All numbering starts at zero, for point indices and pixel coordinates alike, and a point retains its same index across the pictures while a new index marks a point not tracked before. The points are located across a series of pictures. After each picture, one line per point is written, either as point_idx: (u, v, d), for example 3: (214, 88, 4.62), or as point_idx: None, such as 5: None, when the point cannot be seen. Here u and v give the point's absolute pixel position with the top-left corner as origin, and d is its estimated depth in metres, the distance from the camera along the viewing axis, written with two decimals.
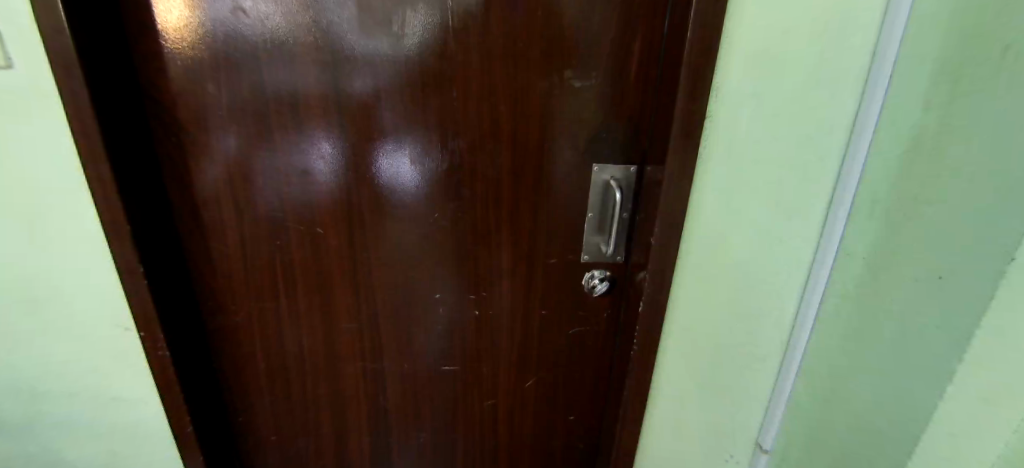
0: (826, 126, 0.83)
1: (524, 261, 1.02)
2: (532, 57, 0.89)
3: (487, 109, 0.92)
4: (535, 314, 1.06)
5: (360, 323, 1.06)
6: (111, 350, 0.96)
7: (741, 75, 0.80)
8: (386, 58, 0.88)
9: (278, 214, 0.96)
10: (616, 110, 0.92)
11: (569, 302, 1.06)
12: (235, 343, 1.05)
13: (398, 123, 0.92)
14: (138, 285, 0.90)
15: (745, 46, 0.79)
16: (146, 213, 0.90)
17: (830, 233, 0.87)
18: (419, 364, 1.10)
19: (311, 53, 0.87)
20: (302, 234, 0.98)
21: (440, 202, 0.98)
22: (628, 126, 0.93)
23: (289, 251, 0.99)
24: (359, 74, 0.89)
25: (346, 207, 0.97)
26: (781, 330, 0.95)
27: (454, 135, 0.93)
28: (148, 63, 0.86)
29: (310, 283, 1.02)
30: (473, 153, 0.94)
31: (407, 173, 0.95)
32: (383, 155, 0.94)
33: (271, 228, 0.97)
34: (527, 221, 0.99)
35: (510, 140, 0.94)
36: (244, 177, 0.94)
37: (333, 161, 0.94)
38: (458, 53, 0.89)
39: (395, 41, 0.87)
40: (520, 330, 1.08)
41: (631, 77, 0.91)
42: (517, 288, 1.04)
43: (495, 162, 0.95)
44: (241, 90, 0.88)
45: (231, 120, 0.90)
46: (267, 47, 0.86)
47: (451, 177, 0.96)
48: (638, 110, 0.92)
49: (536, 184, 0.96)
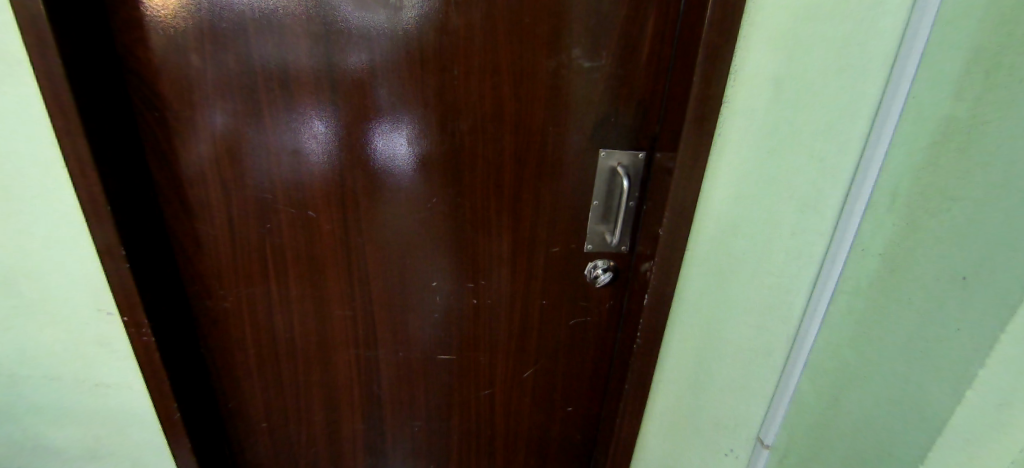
0: (848, 114, 0.78)
1: (524, 250, 0.98)
2: (538, 32, 0.84)
3: (489, 88, 0.87)
4: (534, 304, 1.02)
5: (354, 309, 1.02)
6: (93, 334, 0.92)
7: (762, 57, 0.76)
8: (382, 32, 0.83)
9: (268, 195, 0.92)
10: (625, 91, 0.87)
11: (570, 292, 1.02)
12: (224, 329, 1.02)
13: (396, 100, 0.87)
14: (120, 267, 0.86)
15: (766, 29, 0.75)
16: (130, 192, 0.85)
17: (845, 228, 0.81)
18: (414, 353, 1.07)
19: (302, 25, 0.82)
20: (293, 216, 0.94)
21: (439, 186, 0.93)
22: (638, 108, 0.88)
23: (279, 236, 0.95)
24: (352, 45, 0.84)
25: (339, 189, 0.92)
26: (789, 326, 0.91)
27: (454, 117, 0.88)
28: (126, 31, 0.80)
29: (301, 267, 0.98)
30: (473, 134, 0.90)
31: (403, 153, 0.91)
32: (380, 137, 0.90)
33: (261, 210, 0.93)
34: (528, 208, 0.95)
35: (513, 123, 0.89)
36: (232, 155, 0.89)
37: (325, 140, 0.89)
38: (460, 27, 0.83)
39: (393, 14, 0.82)
40: (519, 321, 1.04)
41: (642, 57, 0.85)
42: (517, 277, 1.00)
43: (497, 145, 0.90)
44: (228, 62, 0.83)
45: (216, 95, 0.85)
46: (256, 17, 0.81)
47: (449, 159, 0.91)
48: (648, 91, 0.87)
49: (539, 169, 0.92)
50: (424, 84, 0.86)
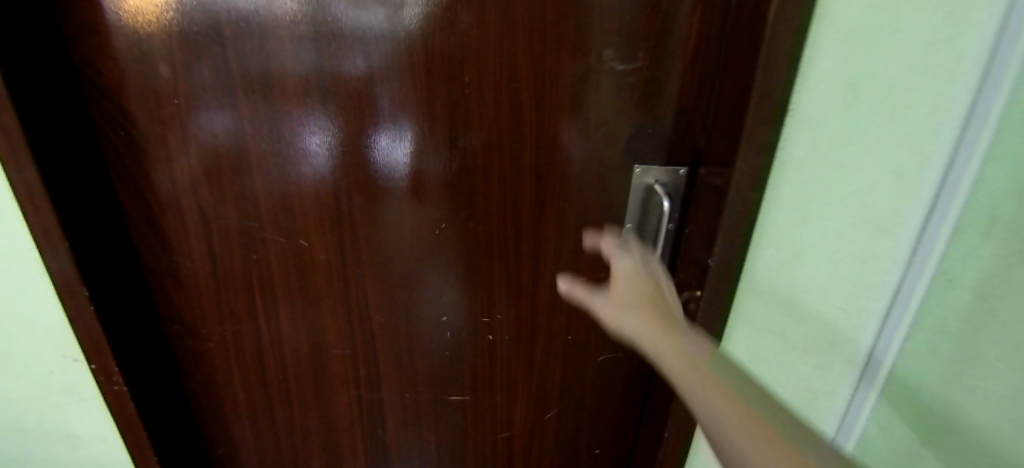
0: (933, 119, 0.64)
1: (545, 281, 0.85)
2: (561, 31, 0.71)
3: (506, 97, 0.74)
4: (558, 340, 0.90)
5: (353, 348, 0.90)
6: (61, 383, 0.82)
7: (836, 56, 0.63)
8: (381, 36, 0.71)
9: (252, 223, 0.80)
10: (662, 98, 0.75)
11: (599, 327, 0.90)
12: (210, 370, 0.92)
13: (398, 114, 0.76)
14: (82, 310, 0.75)
15: (839, 21, 0.62)
16: (92, 224, 0.75)
17: (923, 256, 0.69)
18: (422, 393, 0.95)
19: (286, 27, 0.70)
20: (283, 247, 0.82)
21: (447, 211, 0.81)
22: (679, 117, 0.76)
23: (267, 268, 0.83)
24: (345, 53, 0.72)
25: (333, 216, 0.80)
26: (853, 369, 0.78)
27: (465, 132, 0.76)
28: (83, 38, 0.69)
29: (293, 303, 0.86)
30: (489, 152, 0.77)
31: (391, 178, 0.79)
32: (381, 157, 0.78)
33: (245, 240, 0.81)
34: (550, 234, 0.82)
35: (534, 137, 0.76)
36: (210, 178, 0.77)
37: (315, 162, 0.78)
38: (471, 27, 0.71)
39: (393, 13, 0.70)
40: (540, 357, 0.92)
41: (688, 58, 0.73)
42: (537, 311, 0.88)
43: (516, 162, 0.78)
44: (202, 74, 0.71)
45: (190, 112, 0.73)
46: (231, 19, 0.69)
47: (458, 180, 0.79)
48: (691, 98, 0.75)
49: (563, 188, 0.80)
50: (429, 92, 0.74)
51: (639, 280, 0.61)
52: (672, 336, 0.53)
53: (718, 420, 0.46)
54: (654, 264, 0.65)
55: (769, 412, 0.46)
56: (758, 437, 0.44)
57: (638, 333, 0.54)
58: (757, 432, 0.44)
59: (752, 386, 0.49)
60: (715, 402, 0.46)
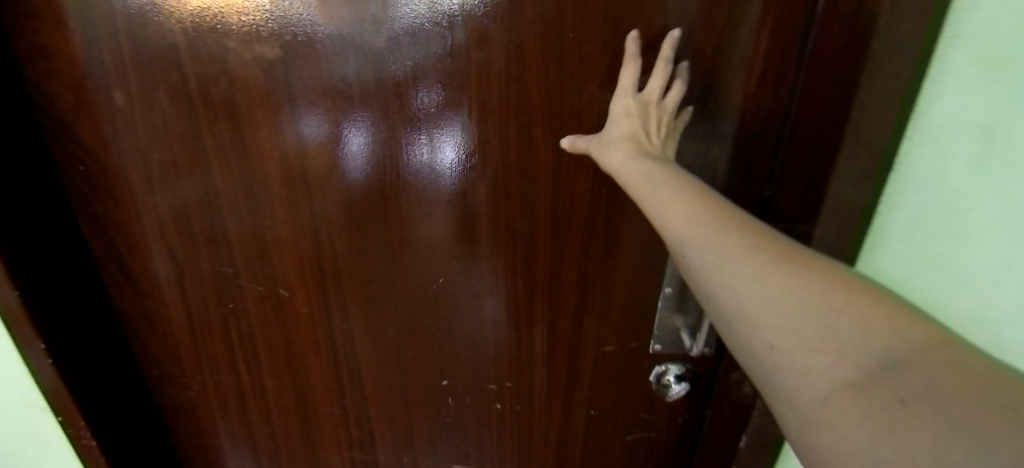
0: None
1: (565, 348, 0.71)
2: (586, 53, 0.55)
3: (517, 134, 0.59)
4: (579, 414, 0.76)
5: (343, 407, 0.79)
6: (28, 431, 0.74)
7: (962, 87, 0.43)
8: (361, 58, 0.56)
9: (227, 269, 0.70)
10: (721, 136, 0.59)
11: (629, 402, 0.74)
12: (194, 419, 0.83)
13: (382, 155, 0.62)
14: (43, 366, 0.66)
15: (971, 36, 0.42)
16: (52, 271, 0.65)
17: None
18: (421, 460, 0.83)
19: (251, 51, 0.57)
20: (260, 296, 0.71)
21: (446, 266, 0.67)
22: (738, 159, 0.60)
23: (246, 318, 0.73)
24: (316, 80, 0.58)
25: (315, 268, 0.68)
26: None
27: (468, 175, 0.62)
28: (30, 59, 0.58)
29: (277, 357, 0.76)
30: (495, 198, 0.63)
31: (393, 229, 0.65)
32: (364, 205, 0.64)
33: (221, 288, 0.71)
34: (571, 296, 0.67)
35: (550, 183, 0.61)
36: (180, 220, 0.67)
37: (291, 209, 0.65)
38: (474, 47, 0.55)
39: (374, 28, 0.55)
40: (558, 431, 0.78)
41: (753, 85, 0.57)
42: (554, 380, 0.74)
43: (529, 212, 0.63)
44: (162, 103, 0.60)
45: (150, 146, 0.63)
46: (187, 42, 0.56)
47: (461, 232, 0.65)
48: (755, 136, 0.59)
49: (588, 244, 0.64)
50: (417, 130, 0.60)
51: (657, 136, 0.51)
52: (702, 214, 0.41)
53: (744, 291, 0.37)
54: (679, 120, 0.55)
55: (834, 299, 0.35)
56: (772, 299, 0.36)
57: (665, 219, 0.43)
58: (807, 321, 0.34)
59: (810, 263, 0.37)
60: (711, 250, 0.39)
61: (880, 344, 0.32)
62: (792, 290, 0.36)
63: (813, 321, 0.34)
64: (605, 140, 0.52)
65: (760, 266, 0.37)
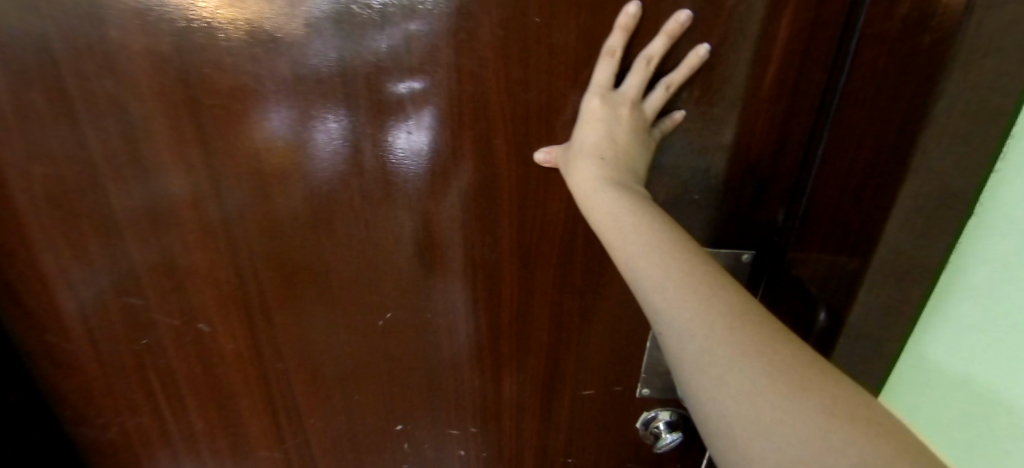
0: None
1: (538, 392, 0.61)
2: (557, 45, 0.43)
3: (477, 145, 0.47)
4: (555, 461, 0.66)
5: (285, 452, 0.68)
6: None
7: None
8: (275, 49, 0.44)
9: (137, 301, 0.57)
10: (733, 150, 0.46)
11: (612, 450, 0.64)
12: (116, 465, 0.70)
13: (308, 169, 0.49)
14: None
15: None
16: None
17: None
18: None
19: (141, 38, 0.44)
20: (177, 330, 0.59)
21: (395, 299, 0.56)
22: (750, 180, 0.47)
23: (165, 355, 0.61)
24: (220, 77, 0.45)
25: (239, 300, 0.57)
26: None
27: (418, 195, 0.50)
28: None
29: (205, 398, 0.64)
30: (452, 222, 0.51)
31: (302, 260, 0.54)
32: (290, 229, 0.52)
33: (130, 322, 0.59)
34: (544, 335, 0.57)
35: (517, 205, 0.50)
36: (73, 244, 0.54)
37: (204, 232, 0.53)
38: (422, 36, 0.43)
39: (289, 11, 0.42)
40: None
41: (780, 88, 0.43)
42: (526, 426, 0.63)
43: (493, 238, 0.52)
44: (32, 100, 0.46)
45: (17, 159, 0.49)
46: (57, 23, 0.43)
47: (413, 261, 0.54)
48: (781, 153, 0.46)
49: (564, 277, 0.53)
50: (349, 139, 0.47)
51: (635, 155, 0.42)
52: (671, 262, 0.36)
53: (717, 367, 0.31)
54: (664, 128, 0.44)
55: (811, 392, 0.29)
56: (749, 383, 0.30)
57: (638, 272, 0.36)
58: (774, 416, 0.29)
59: (790, 341, 0.32)
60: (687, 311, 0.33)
61: (853, 436, 0.27)
62: (759, 367, 0.30)
63: (781, 416, 0.28)
64: (570, 153, 0.43)
65: (724, 334, 0.31)
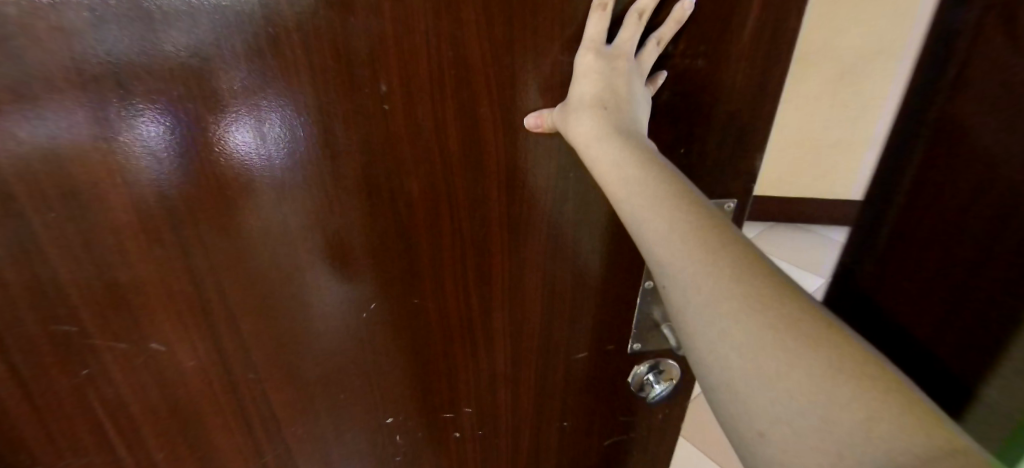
0: None
1: (532, 363, 0.61)
2: (547, 5, 0.40)
3: (462, 116, 0.44)
4: (549, 426, 0.67)
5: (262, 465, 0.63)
6: None
7: None
8: (224, 17, 0.37)
9: (67, 328, 0.48)
10: (716, 103, 0.45)
11: (603, 407, 0.66)
12: None
13: (270, 152, 0.44)
14: None
15: None
16: None
17: None
18: None
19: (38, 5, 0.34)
20: (122, 357, 0.50)
21: (378, 289, 0.53)
22: (733, 129, 0.47)
23: (108, 387, 0.52)
24: (150, 57, 0.38)
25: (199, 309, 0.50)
26: None
27: (399, 176, 0.46)
28: None
29: (162, 426, 0.56)
30: (435, 200, 0.48)
31: (271, 255, 0.49)
32: (252, 226, 0.47)
33: (58, 356, 0.49)
34: (537, 306, 0.56)
35: (506, 177, 0.48)
36: None
37: (143, 242, 0.45)
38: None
39: None
40: (527, 448, 0.69)
41: (762, 36, 0.43)
42: (520, 397, 0.63)
43: (481, 214, 0.49)
44: None
45: None
46: None
47: (395, 247, 0.50)
48: (764, 100, 0.46)
49: (556, 246, 0.52)
50: (318, 115, 0.43)
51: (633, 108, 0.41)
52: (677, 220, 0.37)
53: (721, 308, 0.34)
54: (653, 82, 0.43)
55: (818, 345, 0.31)
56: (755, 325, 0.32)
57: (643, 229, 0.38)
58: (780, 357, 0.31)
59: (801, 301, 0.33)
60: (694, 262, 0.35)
61: (846, 388, 0.30)
62: (765, 322, 0.32)
63: (787, 359, 0.31)
64: (569, 106, 0.41)
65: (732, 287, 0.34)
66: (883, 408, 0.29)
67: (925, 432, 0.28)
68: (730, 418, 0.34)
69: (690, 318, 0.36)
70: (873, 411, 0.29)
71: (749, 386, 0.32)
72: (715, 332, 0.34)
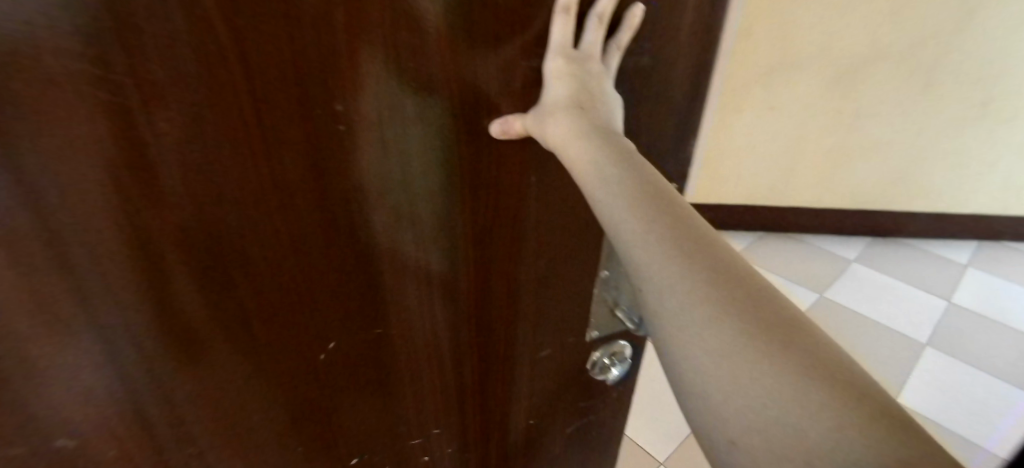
0: None
1: (499, 368, 0.60)
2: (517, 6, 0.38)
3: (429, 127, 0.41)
4: (517, 427, 0.67)
5: None
6: None
7: None
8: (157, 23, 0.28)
9: None
10: (659, 93, 0.48)
11: (566, 398, 0.68)
12: None
13: (198, 208, 0.34)
14: None
15: None
16: None
17: None
18: None
19: None
20: None
21: (341, 326, 0.48)
22: (671, 118, 0.51)
23: None
24: (12, 86, 0.26)
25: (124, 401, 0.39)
26: None
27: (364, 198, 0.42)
28: None
29: None
30: (396, 221, 0.44)
31: (217, 315, 0.40)
32: (181, 295, 0.37)
33: None
34: (504, 311, 0.56)
35: (472, 187, 0.46)
36: None
37: (19, 347, 0.32)
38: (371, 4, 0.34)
39: None
40: (496, 454, 0.69)
41: (699, 28, 0.46)
42: (488, 405, 0.63)
43: (449, 228, 0.47)
44: None
45: None
46: None
47: (359, 277, 0.46)
48: (694, 87, 0.50)
49: (520, 249, 0.52)
50: (259, 150, 0.35)
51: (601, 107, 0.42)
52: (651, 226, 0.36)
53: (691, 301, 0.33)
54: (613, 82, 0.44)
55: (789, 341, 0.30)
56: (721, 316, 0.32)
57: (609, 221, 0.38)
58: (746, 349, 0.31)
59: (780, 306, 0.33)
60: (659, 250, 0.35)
61: (813, 399, 0.28)
62: (734, 327, 0.31)
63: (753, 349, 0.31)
64: (545, 108, 0.42)
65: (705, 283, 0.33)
66: (843, 408, 0.27)
67: (886, 436, 0.26)
68: (697, 422, 0.33)
69: (661, 324, 0.35)
70: (838, 422, 0.27)
71: (711, 377, 0.32)
72: (682, 336, 0.33)
